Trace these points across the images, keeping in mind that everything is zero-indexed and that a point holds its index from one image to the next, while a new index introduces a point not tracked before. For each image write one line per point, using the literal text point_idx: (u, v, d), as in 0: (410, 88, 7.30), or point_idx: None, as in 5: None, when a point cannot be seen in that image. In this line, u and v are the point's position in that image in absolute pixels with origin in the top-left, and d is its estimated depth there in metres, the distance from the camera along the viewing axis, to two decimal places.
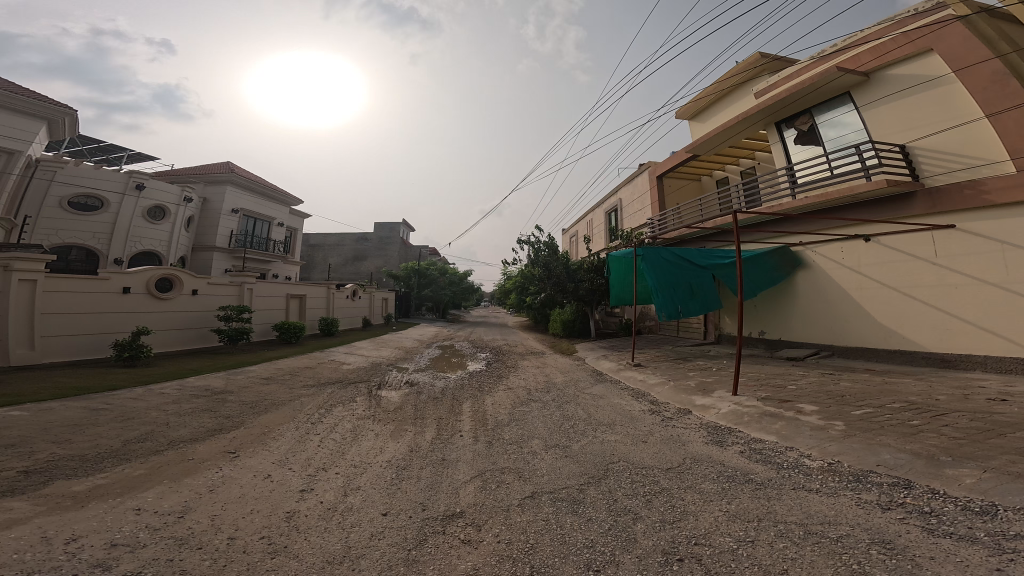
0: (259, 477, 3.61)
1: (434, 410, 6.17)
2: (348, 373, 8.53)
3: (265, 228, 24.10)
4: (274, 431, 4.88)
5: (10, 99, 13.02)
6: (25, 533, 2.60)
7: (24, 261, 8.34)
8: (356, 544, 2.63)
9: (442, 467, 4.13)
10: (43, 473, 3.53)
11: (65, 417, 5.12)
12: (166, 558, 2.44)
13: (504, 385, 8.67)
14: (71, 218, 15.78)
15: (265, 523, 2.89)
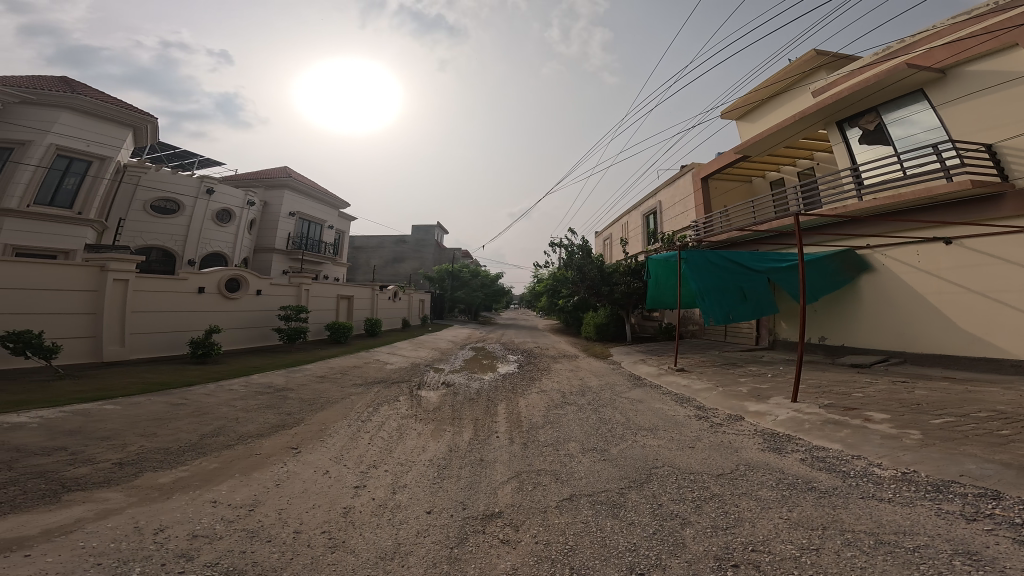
0: (319, 473, 3.82)
1: (470, 410, 6.29)
2: (391, 372, 8.84)
3: (318, 231, 25.39)
4: (330, 428, 5.15)
5: (101, 107, 14.29)
6: (120, 523, 2.89)
7: (116, 262, 9.22)
8: (404, 540, 2.73)
9: (480, 467, 4.20)
10: (133, 464, 3.90)
11: (149, 411, 5.63)
12: (239, 550, 2.65)
13: (538, 387, 8.67)
14: (153, 220, 17.22)
15: (325, 518, 3.06)
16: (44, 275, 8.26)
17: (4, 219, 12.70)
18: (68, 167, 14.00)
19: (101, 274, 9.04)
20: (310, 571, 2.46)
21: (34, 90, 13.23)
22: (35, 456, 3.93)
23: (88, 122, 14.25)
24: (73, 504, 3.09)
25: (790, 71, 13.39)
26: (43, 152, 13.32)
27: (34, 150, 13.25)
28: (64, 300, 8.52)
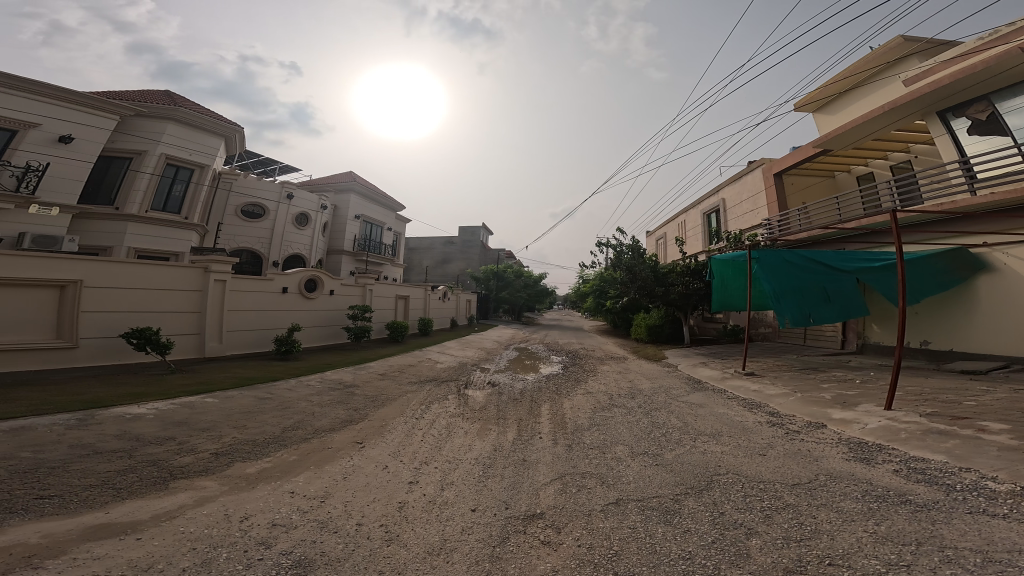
0: (380, 468, 4.08)
1: (514, 411, 6.39)
2: (440, 372, 9.18)
3: (378, 233, 26.90)
4: (390, 424, 5.45)
5: (200, 119, 15.56)
6: (213, 510, 3.31)
7: (216, 264, 10.39)
8: (450, 537, 2.87)
9: (523, 467, 4.28)
10: (227, 455, 4.42)
11: (241, 405, 6.32)
12: (309, 540, 2.96)
13: (585, 389, 8.61)
14: (243, 226, 19.12)
15: (383, 512, 3.28)
16: (160, 276, 9.44)
17: (127, 223, 14.08)
18: (176, 176, 15.42)
19: (205, 276, 10.22)
20: (367, 564, 2.68)
21: (146, 104, 14.45)
22: (151, 445, 4.58)
23: (190, 133, 15.64)
24: (178, 492, 3.57)
25: (873, 58, 12.29)
26: (157, 161, 14.61)
27: (149, 160, 14.61)
28: (175, 299, 9.69)
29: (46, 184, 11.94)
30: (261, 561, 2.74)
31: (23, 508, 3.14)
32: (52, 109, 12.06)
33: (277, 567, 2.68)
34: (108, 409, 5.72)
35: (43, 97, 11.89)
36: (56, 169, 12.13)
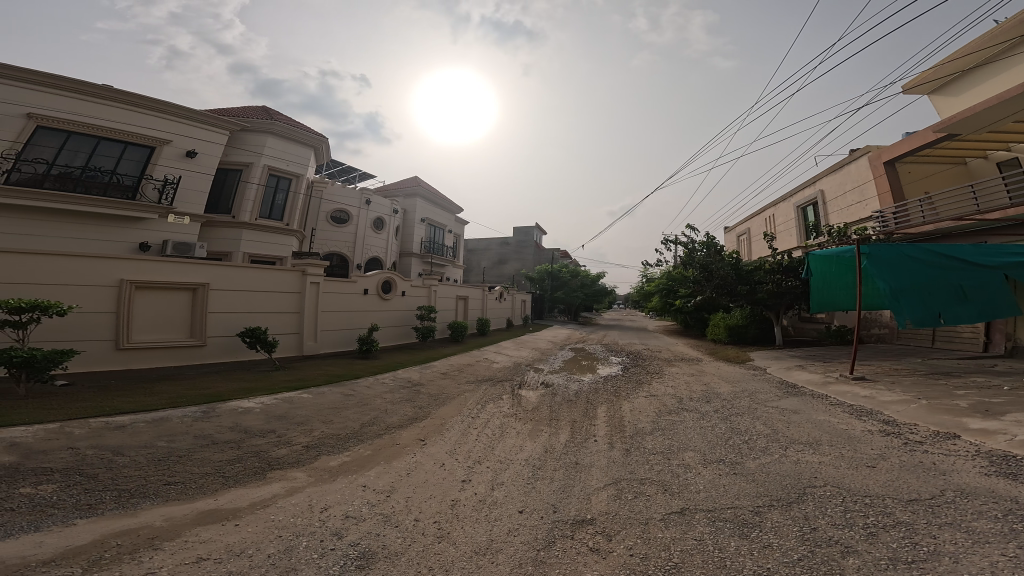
0: (437, 465, 4.18)
1: (568, 412, 6.29)
2: (495, 371, 9.32)
3: (441, 236, 28.13)
4: (449, 422, 5.61)
5: (293, 131, 16.42)
6: (299, 501, 3.65)
7: (312, 268, 11.33)
8: (496, 538, 2.89)
9: (575, 471, 4.18)
10: (315, 448, 4.84)
11: (328, 400, 6.89)
12: (374, 533, 3.13)
13: (647, 391, 8.25)
14: (332, 231, 20.33)
15: (436, 508, 3.34)
16: (266, 279, 10.45)
17: (242, 230, 15.24)
18: (277, 185, 16.45)
19: (302, 279, 11.17)
20: (420, 560, 2.76)
21: (249, 119, 15.49)
22: (253, 438, 5.16)
23: (286, 144, 16.55)
24: (273, 482, 3.99)
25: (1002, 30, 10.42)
26: (261, 172, 15.68)
27: (254, 171, 15.67)
28: (278, 300, 10.72)
29: (181, 197, 13.11)
30: (333, 551, 2.98)
31: (154, 492, 3.70)
32: (177, 126, 13.06)
33: (344, 561, 2.88)
34: (222, 403, 6.56)
35: (170, 114, 12.87)
36: (188, 182, 13.26)
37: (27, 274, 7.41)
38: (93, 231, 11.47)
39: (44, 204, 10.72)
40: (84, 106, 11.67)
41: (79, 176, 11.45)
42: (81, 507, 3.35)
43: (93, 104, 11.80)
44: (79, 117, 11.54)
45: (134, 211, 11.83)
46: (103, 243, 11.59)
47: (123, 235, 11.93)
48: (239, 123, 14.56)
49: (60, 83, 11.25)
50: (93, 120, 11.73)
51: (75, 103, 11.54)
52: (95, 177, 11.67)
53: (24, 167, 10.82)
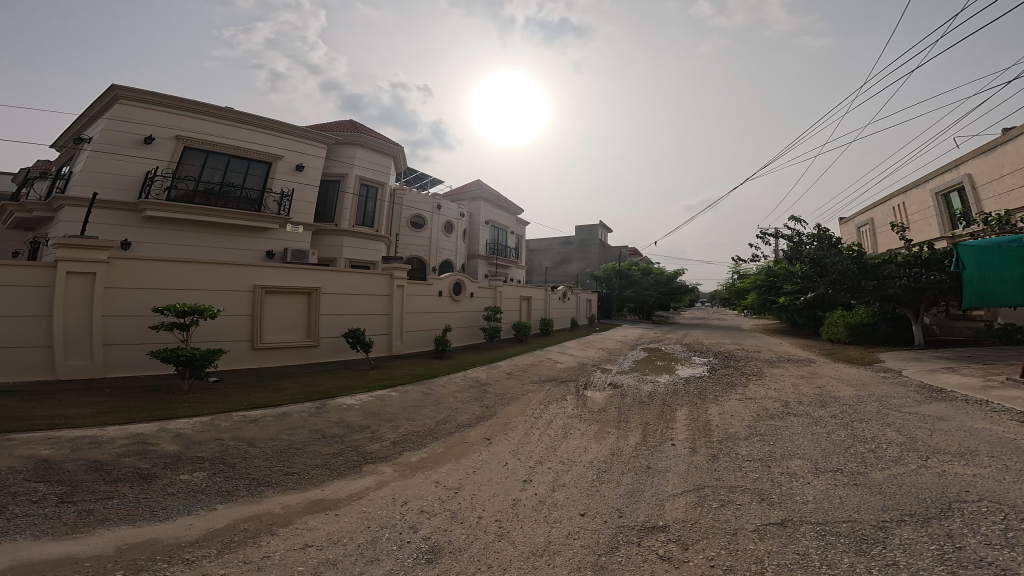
0: (500, 464, 4.16)
1: (640, 415, 5.88)
2: (560, 372, 9.08)
3: (505, 238, 28.49)
4: (513, 422, 5.54)
5: (377, 142, 15.75)
6: (384, 495, 3.72)
7: (398, 270, 11.13)
8: (555, 539, 2.81)
9: (647, 475, 3.86)
10: (399, 444, 4.86)
11: (408, 397, 7.07)
12: (442, 527, 3.13)
13: (741, 394, 7.43)
14: (412, 236, 20.52)
15: (497, 506, 3.33)
16: (358, 283, 10.35)
17: (343, 237, 14.76)
18: (369, 194, 15.95)
19: (390, 282, 11.01)
20: (481, 557, 2.75)
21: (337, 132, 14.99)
22: (355, 433, 5.35)
23: (375, 155, 16.05)
24: (365, 475, 4.11)
25: None
26: (354, 181, 15.22)
27: (350, 181, 15.20)
28: (372, 303, 10.70)
29: (296, 208, 13.20)
30: (408, 544, 3.05)
31: (276, 482, 4.09)
32: (286, 143, 13.10)
33: (416, 553, 2.95)
34: (330, 400, 6.78)
35: (280, 132, 12.96)
36: (302, 194, 13.31)
37: (181, 280, 7.89)
38: (227, 242, 11.86)
39: (194, 218, 11.24)
40: (218, 127, 12.05)
41: (217, 193, 11.86)
42: (222, 494, 3.81)
43: (226, 123, 12.13)
44: (216, 137, 11.93)
45: (257, 222, 12.08)
46: (237, 251, 11.98)
47: (251, 243, 12.26)
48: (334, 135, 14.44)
49: (200, 105, 11.66)
50: (221, 139, 12.01)
51: (212, 124, 11.92)
52: (231, 192, 12.10)
53: (177, 185, 11.35)
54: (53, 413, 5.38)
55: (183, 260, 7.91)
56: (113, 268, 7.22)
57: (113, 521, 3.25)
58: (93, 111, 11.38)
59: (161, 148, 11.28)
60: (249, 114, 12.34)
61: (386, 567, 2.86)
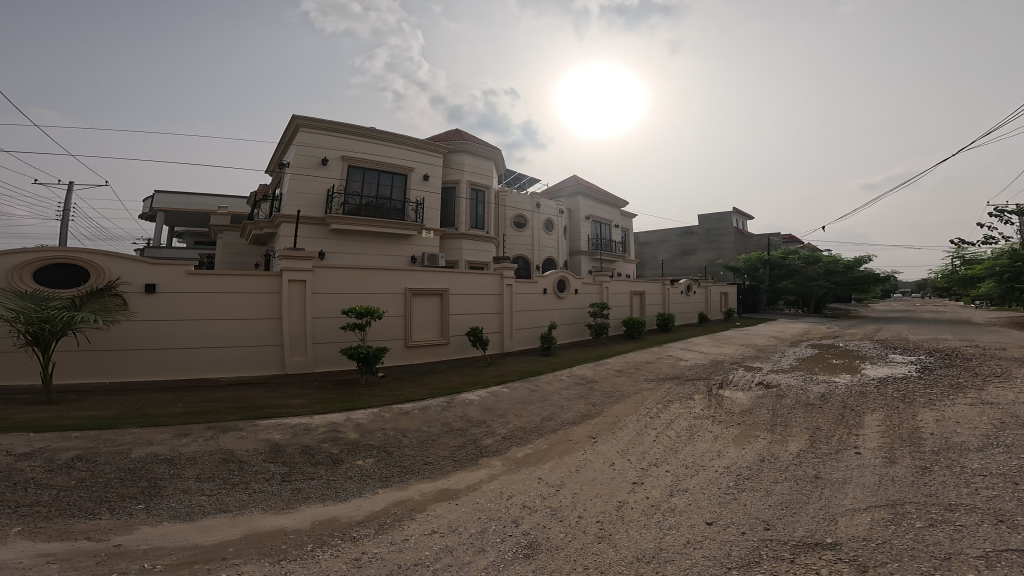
0: (607, 463, 3.79)
1: (801, 420, 4.58)
2: (686, 370, 7.91)
3: (610, 232, 25.67)
4: (622, 421, 5.01)
5: (481, 146, 16.13)
6: (493, 487, 3.63)
7: (507, 269, 11.12)
8: (668, 547, 2.38)
9: (811, 486, 2.93)
10: (508, 439, 4.73)
11: (518, 392, 6.88)
12: (542, 525, 2.97)
13: (975, 399, 5.25)
14: (516, 236, 19.95)
15: (602, 508, 3.02)
16: (472, 283, 10.38)
17: (461, 241, 15.39)
18: (479, 198, 16.42)
19: (500, 281, 10.99)
20: (578, 557, 2.49)
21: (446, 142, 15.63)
22: (473, 427, 5.20)
23: (479, 161, 16.43)
24: (480, 467, 4.06)
25: None
26: (464, 187, 15.80)
27: (462, 186, 15.83)
28: (485, 302, 10.69)
29: (428, 216, 13.96)
30: (509, 537, 2.92)
31: (418, 469, 4.16)
32: (419, 156, 13.87)
33: (516, 547, 2.81)
34: (456, 395, 6.73)
35: (415, 146, 13.72)
36: (431, 202, 13.98)
37: (349, 286, 8.49)
38: (378, 250, 12.92)
39: (361, 229, 12.42)
40: (369, 146, 13.03)
41: (371, 205, 12.88)
42: (382, 479, 4.01)
43: (378, 142, 13.11)
44: (373, 156, 12.98)
45: (400, 229, 12.97)
46: (387, 258, 13.03)
47: (397, 249, 13.29)
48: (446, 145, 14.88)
49: (359, 128, 12.75)
50: (371, 157, 12.98)
51: (369, 144, 13.00)
52: (382, 205, 13.11)
53: (347, 201, 12.59)
54: (285, 402, 6.39)
55: (357, 268, 8.61)
56: (314, 277, 8.17)
57: (311, 500, 3.73)
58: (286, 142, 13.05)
59: (334, 170, 12.53)
60: (389, 132, 13.19)
61: (490, 557, 2.77)
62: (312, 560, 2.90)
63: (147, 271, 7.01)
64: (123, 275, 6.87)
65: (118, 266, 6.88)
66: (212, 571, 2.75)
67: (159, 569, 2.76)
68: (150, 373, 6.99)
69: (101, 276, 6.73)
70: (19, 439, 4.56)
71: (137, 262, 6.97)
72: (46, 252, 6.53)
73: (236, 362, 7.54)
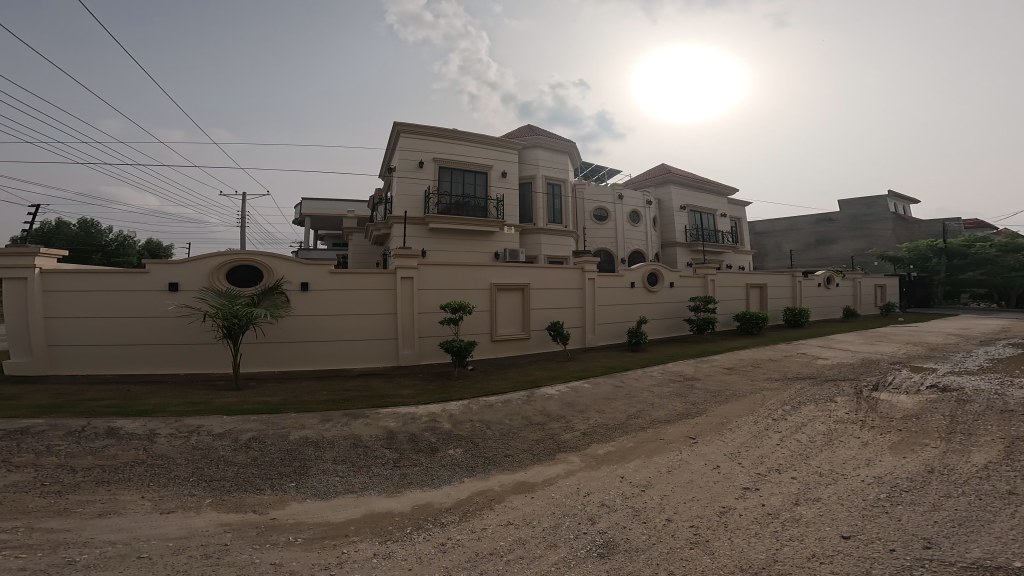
0: (709, 467, 3.29)
1: (990, 428, 3.38)
2: (824, 370, 6.43)
3: (713, 221, 22.80)
4: (733, 422, 4.26)
5: (555, 142, 15.91)
6: (570, 484, 3.41)
7: (588, 261, 10.61)
8: (786, 561, 2.00)
9: (1003, 506, 2.22)
10: (589, 434, 4.42)
11: (602, 389, 6.35)
12: (620, 525, 2.72)
13: None
14: (596, 229, 18.55)
15: (699, 512, 2.65)
16: (553, 276, 10.14)
17: (539, 235, 15.38)
18: (557, 192, 16.14)
19: (582, 275, 10.56)
20: (662, 561, 2.25)
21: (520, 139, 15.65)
22: (552, 421, 4.96)
23: (552, 155, 16.06)
24: (558, 462, 3.84)
25: None
26: (541, 181, 15.69)
27: (538, 181, 15.79)
28: (566, 296, 10.35)
29: (508, 212, 14.28)
30: (582, 535, 2.73)
31: (499, 461, 4.07)
32: (496, 153, 14.29)
33: (591, 546, 2.60)
34: (536, 389, 6.56)
35: (493, 143, 14.13)
36: (509, 198, 14.27)
37: (446, 282, 8.76)
38: (464, 247, 13.49)
39: (453, 228, 13.06)
40: (452, 147, 13.66)
41: (455, 203, 13.48)
42: (469, 469, 4.00)
43: (464, 143, 13.75)
44: (456, 156, 13.57)
45: (483, 226, 13.42)
46: (471, 254, 13.55)
47: (480, 246, 13.77)
48: (521, 142, 15.02)
49: (452, 133, 13.43)
50: (453, 157, 13.59)
51: (456, 147, 13.67)
52: (466, 204, 13.69)
53: (440, 201, 13.30)
54: (397, 392, 6.85)
55: (456, 265, 8.87)
56: (420, 274, 8.51)
57: (413, 485, 3.87)
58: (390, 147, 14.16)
59: (428, 172, 13.29)
60: (468, 131, 13.72)
61: (562, 553, 2.59)
62: (409, 542, 2.98)
63: (302, 270, 7.82)
64: (285, 275, 7.72)
65: (280, 266, 7.71)
66: (336, 546, 2.98)
67: (299, 541, 3.07)
68: (304, 362, 7.85)
69: (271, 276, 7.62)
70: (217, 420, 5.62)
71: (296, 262, 7.79)
72: (234, 254, 7.53)
73: (362, 355, 8.15)
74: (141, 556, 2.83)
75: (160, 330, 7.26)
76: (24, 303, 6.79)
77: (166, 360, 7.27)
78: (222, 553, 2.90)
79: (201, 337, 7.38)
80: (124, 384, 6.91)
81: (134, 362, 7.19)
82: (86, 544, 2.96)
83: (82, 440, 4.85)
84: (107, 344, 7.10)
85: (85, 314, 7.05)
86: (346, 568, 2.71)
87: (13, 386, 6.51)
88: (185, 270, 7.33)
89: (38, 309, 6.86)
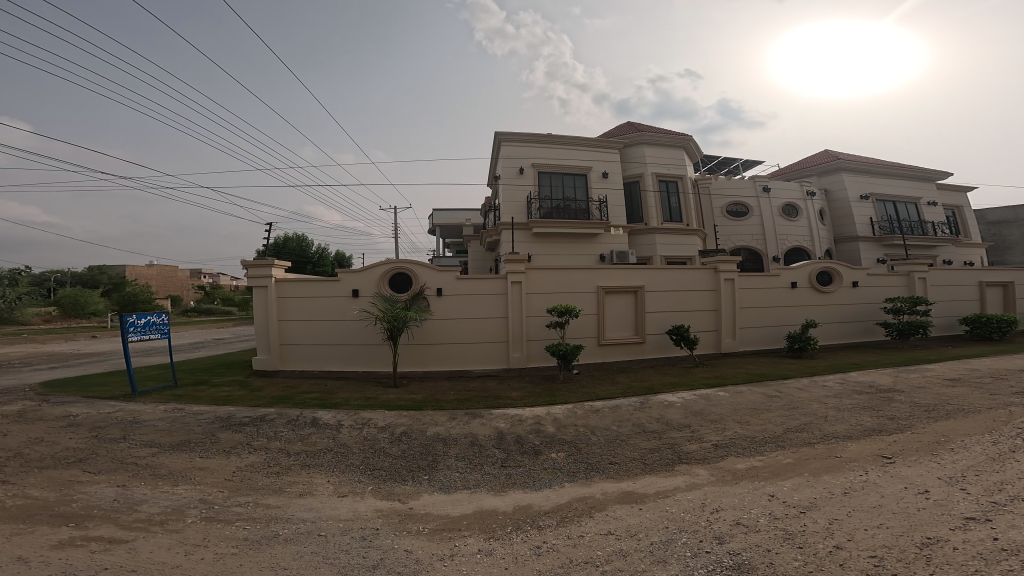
0: (912, 491, 2.48)
1: None
2: None
3: (913, 211, 17.75)
4: (955, 442, 3.17)
5: (663, 137, 14.69)
6: (693, 498, 2.89)
7: (725, 262, 9.29)
8: None
9: None
10: (724, 448, 3.70)
11: (747, 397, 5.27)
12: (763, 548, 2.15)
13: None
14: (733, 226, 16.32)
15: (888, 542, 2.01)
16: (683, 277, 9.20)
17: (654, 235, 14.31)
18: (670, 189, 14.90)
19: (715, 276, 9.31)
20: None
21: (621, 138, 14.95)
22: (673, 431, 4.34)
23: (661, 149, 14.91)
24: (679, 474, 3.32)
25: None
26: (652, 180, 14.59)
27: (648, 180, 14.57)
28: (695, 299, 9.26)
29: (613, 212, 14.00)
30: (706, 554, 2.22)
31: (607, 468, 3.72)
32: (597, 154, 14.21)
33: (714, 566, 2.10)
34: (654, 395, 5.86)
35: (592, 143, 14.11)
36: (612, 198, 14.07)
37: (562, 286, 8.83)
38: (570, 249, 13.61)
39: (559, 230, 13.33)
40: (552, 152, 14.01)
41: (558, 207, 13.71)
42: (575, 473, 3.75)
43: (563, 146, 14.03)
44: (557, 161, 13.90)
45: (587, 227, 13.44)
46: (577, 256, 13.60)
47: (588, 248, 13.73)
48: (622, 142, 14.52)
49: (551, 137, 13.85)
50: (554, 161, 13.91)
51: (555, 151, 14.03)
52: (569, 207, 13.84)
53: (543, 205, 13.64)
54: (513, 393, 7.01)
55: (569, 267, 8.82)
56: (537, 276, 8.80)
57: (519, 485, 3.79)
58: (495, 156, 15.10)
59: (529, 177, 13.76)
60: (566, 136, 13.94)
61: (672, 571, 2.15)
62: (509, 542, 2.87)
63: (440, 276, 8.76)
64: (428, 280, 8.76)
65: (425, 273, 8.79)
66: (450, 539, 3.05)
67: (425, 531, 3.23)
68: (441, 363, 8.68)
69: (417, 281, 8.76)
70: (380, 415, 6.59)
71: (435, 270, 8.78)
72: (391, 264, 8.94)
73: (487, 357, 8.73)
74: (319, 534, 3.30)
75: (343, 331, 9.08)
76: (266, 306, 9.17)
77: (347, 357, 9.08)
78: (372, 537, 3.20)
79: (370, 337, 9.03)
80: (321, 380, 8.79)
81: (327, 359, 9.13)
82: (288, 520, 3.59)
83: (295, 428, 6.23)
84: (310, 343, 9.17)
85: (297, 317, 9.21)
86: (455, 562, 2.71)
87: (258, 379, 8.95)
88: (361, 278, 9.03)
89: (274, 311, 9.20)
